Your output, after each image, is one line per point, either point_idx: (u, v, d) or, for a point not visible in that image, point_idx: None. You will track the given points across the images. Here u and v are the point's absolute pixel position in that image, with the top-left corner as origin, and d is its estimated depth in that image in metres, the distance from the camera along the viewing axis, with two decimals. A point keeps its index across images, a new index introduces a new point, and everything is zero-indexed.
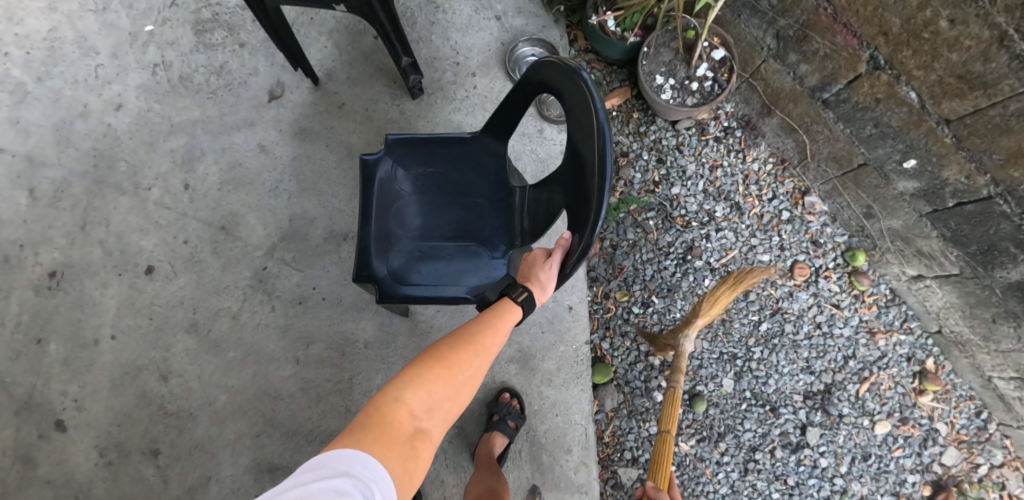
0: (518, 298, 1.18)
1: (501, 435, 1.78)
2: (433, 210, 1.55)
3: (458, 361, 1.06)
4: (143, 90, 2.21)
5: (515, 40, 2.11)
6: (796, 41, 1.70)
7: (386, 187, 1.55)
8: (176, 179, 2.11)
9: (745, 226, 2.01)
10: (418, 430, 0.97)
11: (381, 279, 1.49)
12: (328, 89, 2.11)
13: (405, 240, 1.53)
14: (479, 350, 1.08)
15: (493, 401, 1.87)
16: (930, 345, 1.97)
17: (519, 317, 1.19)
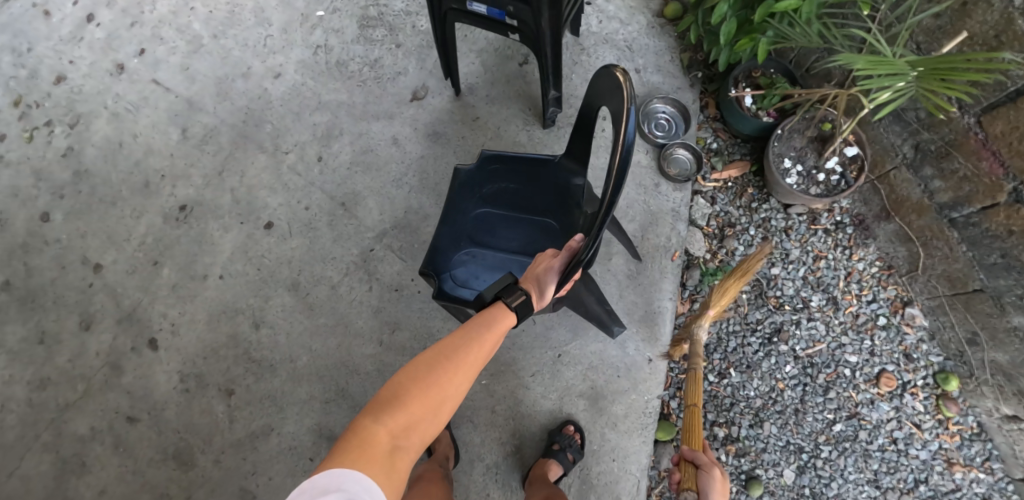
0: (513, 302, 1.27)
1: (558, 464, 1.82)
2: (503, 224, 1.64)
3: (440, 376, 1.13)
4: (302, 65, 2.42)
5: (650, 94, 2.19)
6: (937, 156, 1.74)
7: (467, 192, 1.66)
8: (312, 149, 2.28)
9: (838, 322, 2.01)
10: (397, 447, 1.04)
11: (444, 278, 1.59)
12: (467, 101, 2.26)
13: (473, 246, 1.62)
14: (460, 369, 1.16)
15: (556, 430, 1.91)
16: (1010, 491, 1.88)
17: (508, 325, 1.27)
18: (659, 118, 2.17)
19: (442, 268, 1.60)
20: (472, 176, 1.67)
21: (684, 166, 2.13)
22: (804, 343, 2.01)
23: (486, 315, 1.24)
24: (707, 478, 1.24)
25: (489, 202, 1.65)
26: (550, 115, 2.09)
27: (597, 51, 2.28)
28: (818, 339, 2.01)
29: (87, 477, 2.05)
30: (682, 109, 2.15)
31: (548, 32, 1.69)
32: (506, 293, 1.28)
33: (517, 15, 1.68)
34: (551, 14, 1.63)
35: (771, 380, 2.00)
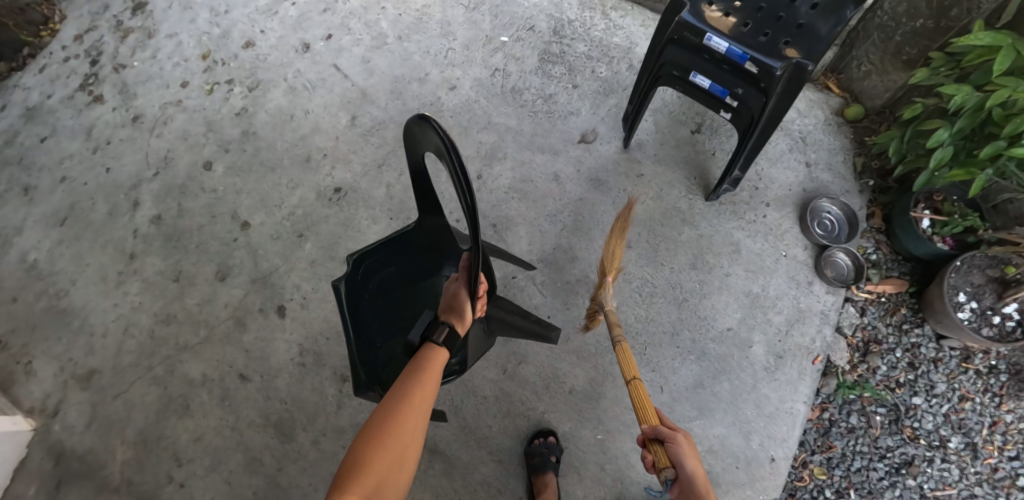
0: (439, 337, 1.34)
1: None
2: (410, 303, 1.60)
3: (393, 430, 1.17)
4: (478, 84, 2.49)
5: (817, 192, 2.20)
6: None
7: (359, 299, 1.60)
8: (473, 166, 2.35)
9: (974, 470, 1.91)
10: None
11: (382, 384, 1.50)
12: (633, 157, 2.32)
13: (393, 342, 1.56)
14: (408, 415, 1.20)
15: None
16: None
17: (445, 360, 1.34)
18: (824, 217, 2.16)
19: (376, 369, 1.52)
20: (353, 280, 1.62)
21: (839, 272, 2.11)
22: (933, 483, 1.91)
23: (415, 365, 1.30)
24: (673, 444, 1.33)
25: (386, 291, 1.61)
26: (721, 191, 2.16)
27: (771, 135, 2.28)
28: (949, 483, 1.91)
29: (187, 422, 2.06)
30: (851, 215, 2.12)
31: (765, 123, 1.74)
32: (427, 333, 1.35)
33: (742, 98, 1.76)
34: (776, 110, 1.68)
35: None
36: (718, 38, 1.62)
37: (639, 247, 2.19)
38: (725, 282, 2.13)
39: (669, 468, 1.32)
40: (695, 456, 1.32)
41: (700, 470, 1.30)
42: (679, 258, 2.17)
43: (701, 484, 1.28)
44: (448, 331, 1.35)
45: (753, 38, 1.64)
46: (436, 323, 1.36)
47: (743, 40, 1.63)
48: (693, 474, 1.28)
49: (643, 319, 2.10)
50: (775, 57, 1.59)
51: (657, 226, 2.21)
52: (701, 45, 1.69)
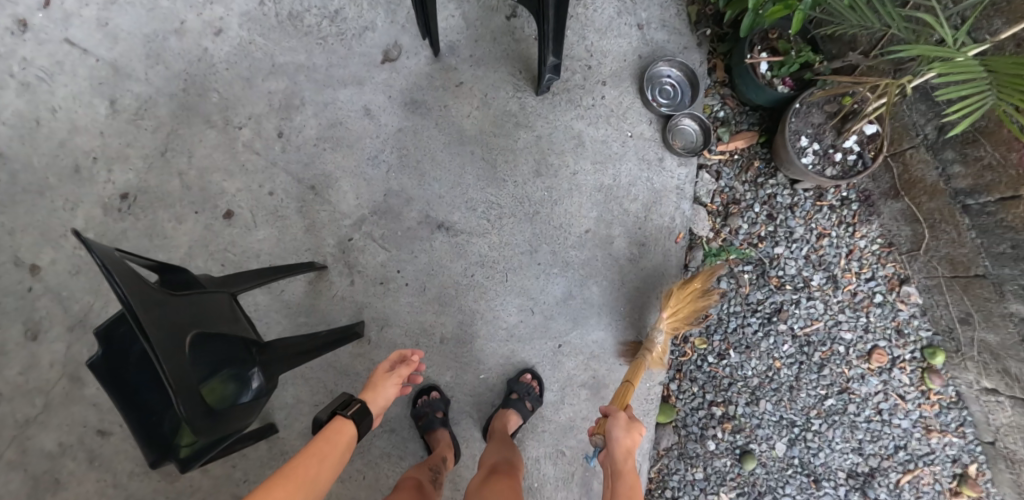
0: (350, 411, 1.52)
1: (516, 414, 1.81)
2: None
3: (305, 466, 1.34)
4: (247, 19, 2.05)
5: (654, 56, 2.00)
6: (962, 141, 1.66)
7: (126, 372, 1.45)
8: (270, 124, 2.01)
9: (836, 300, 1.98)
10: None
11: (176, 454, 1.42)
12: (448, 64, 2.01)
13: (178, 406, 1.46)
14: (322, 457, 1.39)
15: (514, 379, 1.89)
16: (977, 452, 1.96)
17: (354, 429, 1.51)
18: (664, 83, 2.00)
19: (167, 438, 1.43)
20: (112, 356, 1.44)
21: (688, 139, 1.99)
22: (802, 322, 1.99)
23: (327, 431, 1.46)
24: (610, 421, 1.55)
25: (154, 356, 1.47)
26: (545, 82, 1.87)
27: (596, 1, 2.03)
28: (816, 317, 1.99)
29: (63, 495, 1.90)
30: (692, 75, 1.96)
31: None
32: (340, 407, 1.53)
33: None
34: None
35: (768, 360, 1.99)
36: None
37: (475, 168, 1.98)
38: (574, 183, 1.97)
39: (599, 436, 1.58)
40: (628, 430, 1.54)
41: (626, 442, 1.52)
42: (520, 170, 1.98)
43: (623, 453, 1.50)
44: (361, 406, 1.55)
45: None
46: (350, 400, 1.56)
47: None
48: (618, 442, 1.51)
49: (497, 246, 1.95)
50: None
51: (490, 139, 1.99)
52: None
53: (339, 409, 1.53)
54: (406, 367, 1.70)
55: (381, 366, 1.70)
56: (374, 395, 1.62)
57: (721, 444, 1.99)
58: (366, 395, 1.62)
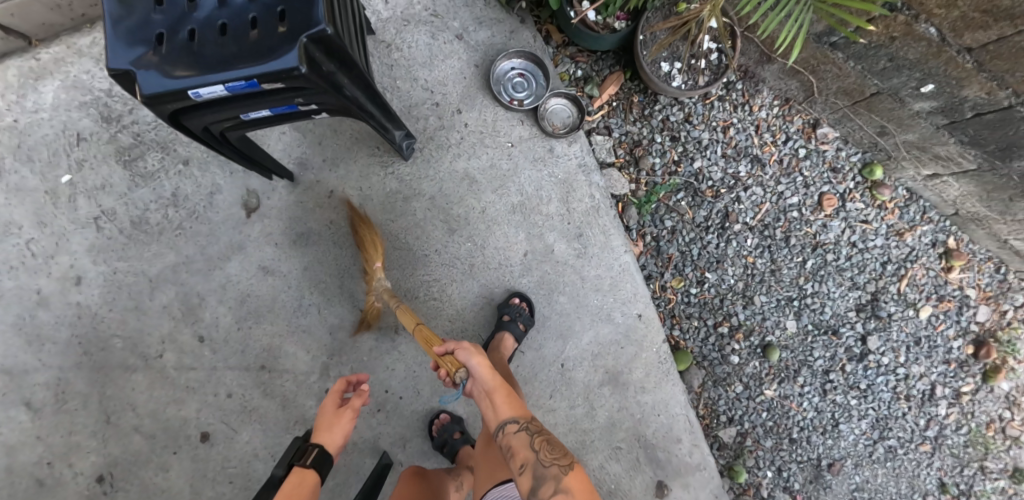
0: (307, 462, 1.49)
1: (511, 336, 1.78)
2: None
3: None
4: (97, 252, 1.93)
5: (489, 58, 1.93)
6: None
7: None
8: (186, 334, 1.91)
9: (769, 176, 2.05)
10: None
11: None
12: (308, 180, 1.89)
13: None
14: None
15: (504, 305, 1.86)
16: (948, 226, 2.18)
17: (316, 475, 1.50)
18: (511, 79, 1.93)
19: None
20: None
21: (562, 114, 1.94)
22: (751, 212, 2.05)
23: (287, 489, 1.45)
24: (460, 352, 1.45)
25: None
26: (405, 149, 1.78)
27: (408, 33, 1.93)
28: (761, 201, 2.05)
29: None
30: (533, 57, 1.90)
31: (363, 91, 1.34)
32: (297, 459, 1.50)
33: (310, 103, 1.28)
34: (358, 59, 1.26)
35: (741, 260, 2.05)
36: (204, 88, 1.11)
37: (396, 258, 1.88)
38: (489, 218, 1.89)
39: (460, 371, 1.43)
40: (479, 353, 1.46)
41: (487, 364, 1.45)
42: (434, 236, 1.88)
43: (488, 371, 1.44)
44: (320, 451, 1.52)
45: (234, 52, 1.13)
46: (305, 448, 1.52)
47: (218, 64, 1.11)
48: (479, 369, 1.43)
49: (458, 315, 1.89)
50: (275, 49, 1.11)
51: (391, 226, 1.88)
52: (205, 103, 1.18)
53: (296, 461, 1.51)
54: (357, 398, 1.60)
55: (330, 401, 1.60)
56: (330, 433, 1.56)
57: (743, 352, 2.08)
58: (322, 437, 1.55)
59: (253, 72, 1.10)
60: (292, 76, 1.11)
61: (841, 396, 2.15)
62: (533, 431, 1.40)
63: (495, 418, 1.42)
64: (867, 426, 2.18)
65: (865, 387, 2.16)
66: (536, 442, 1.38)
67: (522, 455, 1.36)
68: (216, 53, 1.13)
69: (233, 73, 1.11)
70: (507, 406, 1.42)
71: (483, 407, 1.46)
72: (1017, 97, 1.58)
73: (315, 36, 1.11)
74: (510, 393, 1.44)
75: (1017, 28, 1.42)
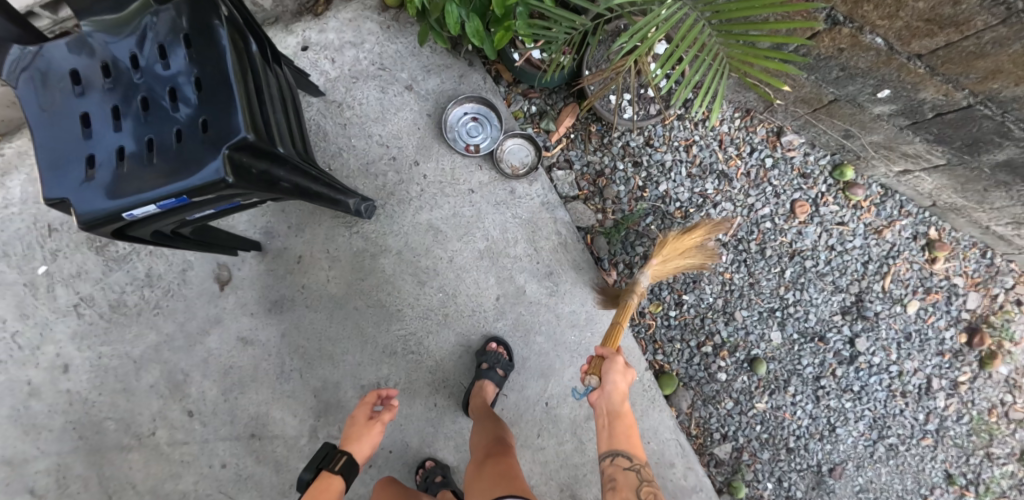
0: (337, 466, 1.54)
1: (491, 383, 1.79)
2: None
3: None
4: (81, 338, 1.96)
5: (441, 105, 1.93)
6: None
7: None
8: (175, 410, 1.94)
9: (737, 189, 2.02)
10: None
11: None
12: (276, 248, 1.90)
13: None
14: None
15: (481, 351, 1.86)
16: (928, 218, 2.14)
17: (342, 482, 1.54)
18: (467, 124, 1.92)
19: None
20: None
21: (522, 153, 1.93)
22: (723, 228, 2.02)
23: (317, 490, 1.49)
24: (608, 366, 1.47)
25: None
26: (367, 215, 1.80)
27: (358, 90, 1.94)
28: (732, 216, 2.03)
29: None
30: (483, 99, 1.91)
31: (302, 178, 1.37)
32: (326, 463, 1.55)
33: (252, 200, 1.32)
34: (290, 152, 1.30)
35: (718, 277, 2.04)
36: (137, 209, 1.14)
37: (370, 315, 1.90)
38: (458, 266, 1.90)
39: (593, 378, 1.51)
40: (624, 375, 1.50)
41: (623, 386, 1.49)
42: (404, 290, 1.89)
43: (622, 397, 1.48)
44: (348, 458, 1.57)
45: (163, 168, 1.16)
46: (334, 453, 1.58)
47: (149, 183, 1.14)
48: (614, 388, 1.48)
49: (437, 365, 1.90)
50: (201, 162, 1.14)
51: (362, 285, 1.90)
52: (145, 220, 1.21)
53: (324, 465, 1.56)
54: (388, 411, 1.67)
55: (362, 412, 1.67)
56: (359, 443, 1.62)
57: (730, 369, 2.06)
58: (352, 445, 1.61)
59: (182, 188, 1.14)
60: (221, 186, 1.14)
61: (836, 401, 2.12)
62: (642, 475, 1.44)
63: (608, 442, 1.48)
64: (865, 427, 2.14)
65: (859, 389, 2.13)
66: (642, 487, 1.43)
67: (622, 493, 1.40)
68: (145, 170, 1.16)
69: (163, 191, 1.14)
70: (624, 438, 1.47)
71: (599, 424, 1.51)
72: (975, 97, 1.53)
73: (238, 144, 1.15)
74: (631, 427, 1.48)
75: (963, 34, 1.36)
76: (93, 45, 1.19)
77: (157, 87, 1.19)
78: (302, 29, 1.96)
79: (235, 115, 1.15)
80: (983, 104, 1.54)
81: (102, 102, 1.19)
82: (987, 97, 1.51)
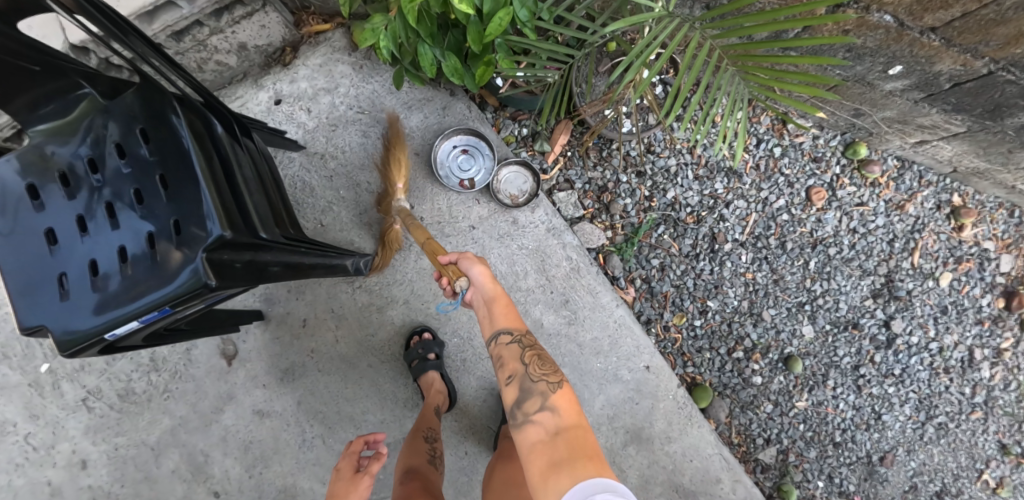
0: None
1: None
2: None
3: None
4: (95, 431, 1.90)
5: (428, 142, 1.84)
6: None
7: None
8: (201, 492, 1.87)
9: (749, 185, 1.94)
10: None
11: None
12: (278, 314, 1.82)
13: None
14: None
15: None
16: (950, 184, 2.03)
17: None
18: (458, 155, 1.81)
19: None
20: None
21: (518, 181, 1.82)
22: (739, 227, 1.94)
23: None
24: (465, 259, 1.31)
25: None
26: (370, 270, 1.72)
27: (339, 137, 1.84)
28: (747, 213, 1.94)
29: None
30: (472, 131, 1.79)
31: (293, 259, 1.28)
32: None
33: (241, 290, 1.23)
34: (274, 235, 1.20)
35: (740, 278, 1.96)
36: (120, 328, 1.05)
37: (386, 370, 1.82)
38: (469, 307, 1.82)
39: (461, 279, 1.31)
40: (483, 263, 1.33)
41: (491, 273, 1.30)
42: None
43: (490, 281, 1.29)
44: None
45: (141, 278, 1.07)
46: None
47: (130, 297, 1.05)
48: (479, 275, 1.29)
49: (462, 412, 1.82)
50: (181, 268, 1.05)
51: (373, 341, 1.82)
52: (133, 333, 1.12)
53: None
54: (373, 459, 1.50)
55: (347, 465, 1.53)
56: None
57: (764, 371, 1.98)
58: None
59: (165, 299, 1.05)
60: (204, 291, 1.05)
61: (878, 388, 2.03)
62: (528, 344, 1.26)
63: (488, 329, 1.28)
64: (911, 410, 2.04)
65: (900, 372, 2.04)
66: (526, 355, 1.25)
67: (510, 367, 1.24)
68: (121, 283, 1.06)
69: (145, 305, 1.05)
70: (504, 316, 1.27)
71: (480, 314, 1.31)
72: (996, 64, 1.43)
73: (216, 244, 1.06)
74: (513, 304, 1.30)
75: (982, 2, 1.26)
76: (42, 153, 1.08)
77: (120, 190, 1.09)
78: (272, 82, 1.87)
79: (209, 212, 1.06)
80: (1005, 70, 1.43)
81: (63, 213, 1.08)
82: (1010, 63, 1.41)
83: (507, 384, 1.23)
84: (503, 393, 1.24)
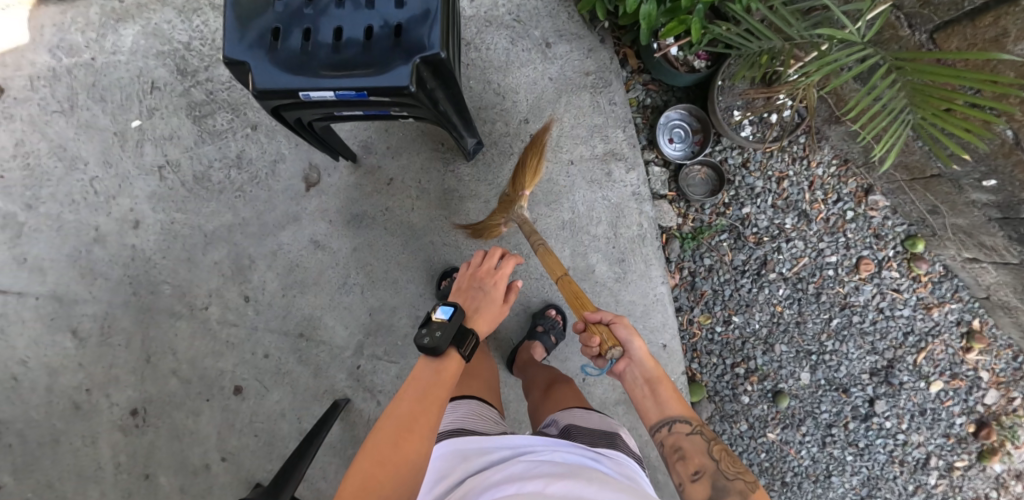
0: (467, 352, 1.38)
1: (541, 346, 1.85)
2: None
3: (411, 416, 1.20)
4: (157, 199, 1.99)
5: (564, 72, 1.96)
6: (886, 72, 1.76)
7: None
8: (232, 292, 1.98)
9: (813, 231, 2.12)
10: None
11: None
12: (370, 165, 1.96)
13: None
14: (430, 399, 1.25)
15: (538, 314, 1.93)
16: (976, 308, 2.20)
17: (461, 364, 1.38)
18: (678, 132, 2.01)
19: None
20: None
21: (699, 188, 2.05)
22: (789, 264, 2.12)
23: (436, 369, 1.31)
24: (625, 328, 1.40)
25: None
26: (472, 151, 1.88)
27: (488, 34, 1.95)
28: (800, 255, 2.12)
29: None
30: (697, 112, 1.97)
31: (452, 107, 1.41)
32: (458, 344, 1.36)
33: (405, 111, 1.35)
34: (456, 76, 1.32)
35: (770, 307, 2.13)
36: (315, 92, 1.19)
37: (442, 254, 1.96)
38: (539, 229, 1.94)
39: (613, 347, 1.39)
40: (637, 334, 1.41)
41: (647, 349, 1.39)
42: (483, 238, 1.94)
43: (648, 357, 1.39)
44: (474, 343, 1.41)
45: (348, 60, 1.19)
46: (469, 334, 1.39)
47: (335, 73, 1.19)
48: (640, 350, 1.39)
49: None
50: (389, 65, 1.18)
51: (442, 223, 1.96)
52: (315, 103, 1.27)
53: (455, 344, 1.36)
54: (512, 293, 1.55)
55: (498, 291, 1.51)
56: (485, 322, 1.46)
57: (754, 394, 2.15)
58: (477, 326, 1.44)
59: (364, 85, 1.19)
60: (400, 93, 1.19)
61: (839, 451, 2.21)
62: (706, 436, 1.32)
63: (658, 414, 1.34)
64: (858, 482, 2.22)
65: (864, 445, 2.21)
66: (712, 448, 1.30)
67: (695, 462, 1.28)
68: (330, 58, 1.20)
69: (346, 83, 1.18)
70: (670, 399, 1.35)
71: (638, 396, 1.37)
72: None
73: (426, 58, 1.19)
74: (674, 387, 1.37)
75: None
76: None
77: None
78: None
79: (432, 30, 1.18)
80: None
81: None
82: None
83: (696, 478, 1.27)
84: (691, 490, 1.27)
